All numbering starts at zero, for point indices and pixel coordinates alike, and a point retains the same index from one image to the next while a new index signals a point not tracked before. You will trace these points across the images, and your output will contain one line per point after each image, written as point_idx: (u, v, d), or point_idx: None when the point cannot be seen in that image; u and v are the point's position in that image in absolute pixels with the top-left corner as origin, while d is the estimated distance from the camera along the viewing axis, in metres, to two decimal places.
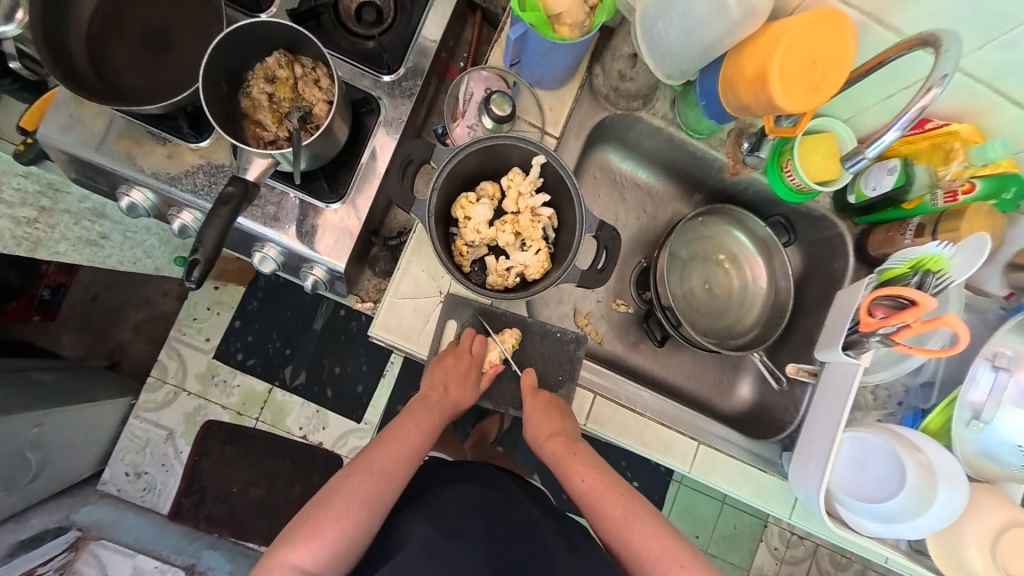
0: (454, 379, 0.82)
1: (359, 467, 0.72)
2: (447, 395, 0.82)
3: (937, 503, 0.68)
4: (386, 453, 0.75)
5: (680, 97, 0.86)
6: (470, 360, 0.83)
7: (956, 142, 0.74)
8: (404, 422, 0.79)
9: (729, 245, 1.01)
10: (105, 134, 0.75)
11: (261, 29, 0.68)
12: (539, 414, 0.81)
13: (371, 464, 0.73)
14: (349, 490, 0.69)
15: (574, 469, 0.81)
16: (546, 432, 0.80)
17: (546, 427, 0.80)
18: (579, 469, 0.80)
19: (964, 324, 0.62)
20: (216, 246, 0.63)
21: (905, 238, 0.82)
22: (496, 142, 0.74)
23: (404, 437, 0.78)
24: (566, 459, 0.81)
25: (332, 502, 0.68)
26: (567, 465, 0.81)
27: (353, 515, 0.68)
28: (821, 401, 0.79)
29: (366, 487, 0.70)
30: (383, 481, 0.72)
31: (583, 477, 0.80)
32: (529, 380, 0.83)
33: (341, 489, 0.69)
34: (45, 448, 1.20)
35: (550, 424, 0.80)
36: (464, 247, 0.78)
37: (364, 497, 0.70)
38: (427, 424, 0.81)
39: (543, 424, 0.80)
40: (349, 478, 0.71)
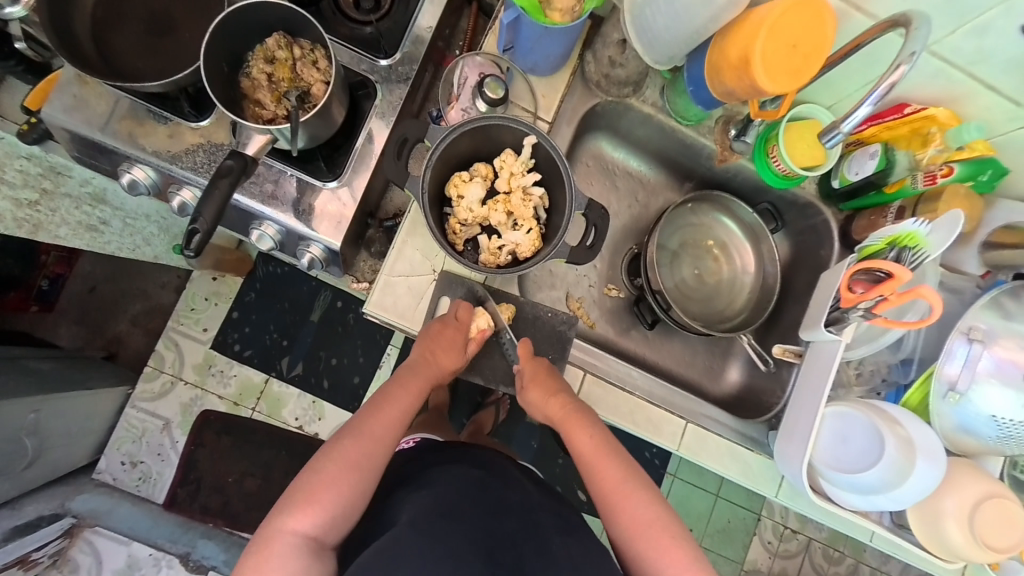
0: (443, 347, 0.83)
1: (351, 433, 0.74)
2: (436, 360, 0.83)
3: (916, 474, 0.71)
4: (377, 419, 0.77)
5: (669, 85, 0.88)
6: (459, 330, 0.83)
7: (934, 126, 0.76)
8: (392, 388, 0.81)
9: (718, 232, 1.03)
10: (108, 114, 0.77)
11: (261, 12, 0.70)
12: (539, 379, 0.83)
13: (364, 430, 0.75)
14: (343, 455, 0.71)
15: (576, 433, 0.81)
16: (549, 398, 0.82)
17: (545, 392, 0.82)
18: (579, 433, 0.81)
19: (937, 295, 0.64)
20: (216, 218, 0.65)
21: (887, 220, 0.85)
22: (489, 122, 0.76)
23: (394, 403, 0.79)
24: (566, 420, 0.82)
25: (326, 468, 0.70)
26: (568, 428, 0.81)
27: (348, 479, 0.70)
28: (805, 380, 0.81)
29: (359, 452, 0.72)
30: (373, 445, 0.74)
31: (586, 441, 0.80)
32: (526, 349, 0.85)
33: (335, 454, 0.71)
34: (41, 434, 1.21)
35: (552, 389, 0.82)
36: (457, 225, 0.80)
37: (357, 462, 0.71)
38: (414, 388, 0.82)
39: (542, 390, 0.83)
40: (343, 444, 0.72)
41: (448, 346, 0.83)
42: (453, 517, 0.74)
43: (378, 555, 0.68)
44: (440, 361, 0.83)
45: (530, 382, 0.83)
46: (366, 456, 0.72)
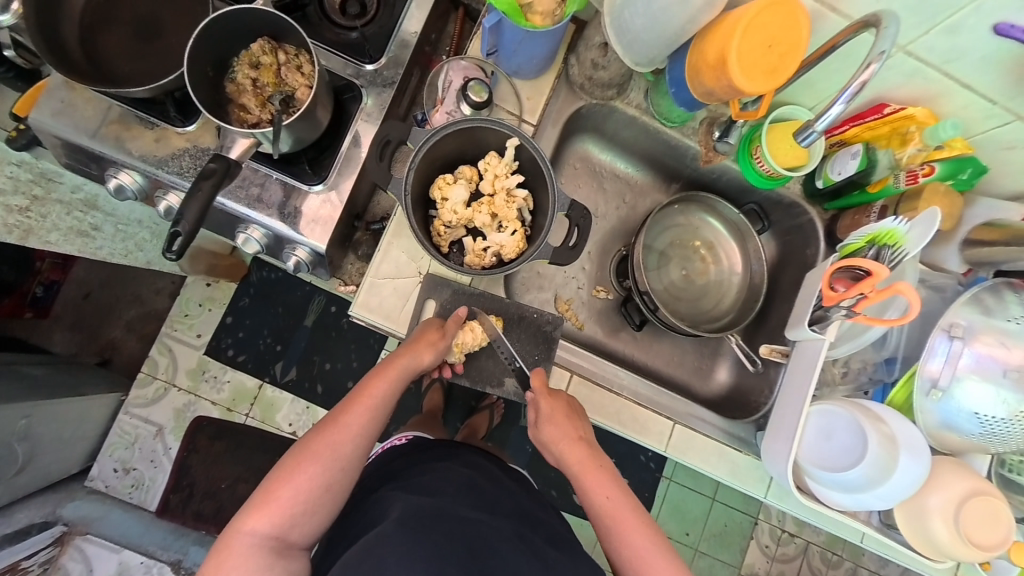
0: (423, 339, 0.80)
1: (320, 428, 0.73)
2: (413, 351, 0.79)
3: (900, 471, 0.71)
4: (345, 414, 0.74)
5: (652, 87, 0.89)
6: (437, 326, 0.82)
7: (913, 125, 0.77)
8: (365, 384, 0.77)
9: (705, 232, 1.04)
10: (96, 119, 0.78)
11: (246, 17, 0.71)
12: (559, 417, 0.82)
13: (332, 426, 0.73)
14: (309, 451, 0.70)
15: (596, 482, 0.78)
16: (569, 436, 0.81)
17: (563, 432, 0.81)
18: (599, 484, 0.78)
19: (916, 292, 0.64)
20: (198, 220, 0.65)
21: (870, 220, 0.84)
22: (471, 124, 0.77)
23: (366, 396, 0.76)
24: (586, 468, 0.80)
25: (293, 463, 0.70)
26: (586, 477, 0.79)
27: (312, 476, 0.69)
28: (791, 378, 0.81)
29: (324, 449, 0.71)
30: (337, 443, 0.72)
31: (604, 492, 0.77)
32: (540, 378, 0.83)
33: (302, 450, 0.71)
34: (33, 440, 1.21)
35: (571, 430, 0.81)
36: (442, 227, 0.81)
37: (321, 459, 0.70)
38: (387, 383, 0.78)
39: (550, 416, 0.81)
40: (309, 441, 0.72)
41: (423, 337, 0.80)
42: (440, 516, 0.74)
43: (365, 551, 0.68)
44: (418, 354, 0.79)
45: (548, 417, 0.81)
46: (331, 452, 0.71)
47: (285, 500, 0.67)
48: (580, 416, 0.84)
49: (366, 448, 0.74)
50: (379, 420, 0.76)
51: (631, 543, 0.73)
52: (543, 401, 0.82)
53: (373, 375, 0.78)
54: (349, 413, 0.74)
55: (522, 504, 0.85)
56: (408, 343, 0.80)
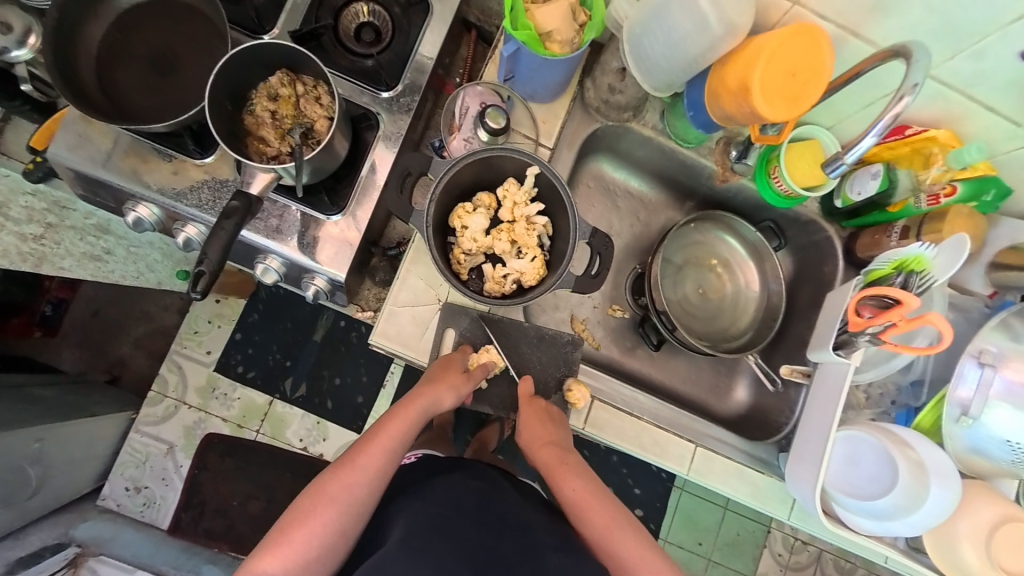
0: (438, 373, 0.80)
1: (335, 469, 0.72)
2: (429, 391, 0.78)
3: (928, 499, 0.70)
4: (361, 455, 0.73)
5: (669, 108, 0.89)
6: (460, 360, 0.82)
7: (935, 146, 0.77)
8: (383, 424, 0.77)
9: (721, 250, 1.03)
10: (113, 152, 0.78)
11: (265, 51, 0.72)
12: (534, 422, 0.82)
13: (346, 468, 0.72)
14: (324, 494, 0.69)
15: (567, 484, 0.78)
16: (539, 441, 0.81)
17: (535, 435, 0.81)
18: (570, 484, 0.78)
19: (947, 321, 0.64)
20: (221, 259, 0.65)
21: (891, 240, 0.85)
22: (492, 154, 0.77)
23: (382, 439, 0.75)
24: (558, 469, 0.79)
25: (308, 507, 0.69)
26: (557, 476, 0.79)
27: (326, 521, 0.68)
28: (814, 401, 0.81)
29: (339, 492, 0.70)
30: (352, 485, 0.71)
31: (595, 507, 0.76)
32: (525, 389, 0.84)
33: (317, 492, 0.70)
34: (46, 463, 1.20)
35: (545, 433, 0.81)
36: (461, 255, 0.81)
37: (336, 503, 0.69)
38: (405, 421, 0.77)
39: (537, 431, 0.81)
40: (325, 481, 0.71)
41: (446, 370, 0.80)
42: (445, 534, 0.72)
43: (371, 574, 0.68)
44: (433, 393, 0.78)
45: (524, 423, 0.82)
46: (344, 495, 0.69)
47: (298, 545, 0.66)
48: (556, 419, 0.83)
49: (380, 491, 0.73)
50: (395, 462, 0.75)
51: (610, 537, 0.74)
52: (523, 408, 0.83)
53: (390, 416, 0.78)
54: (364, 455, 0.73)
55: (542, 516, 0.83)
56: (424, 382, 0.80)
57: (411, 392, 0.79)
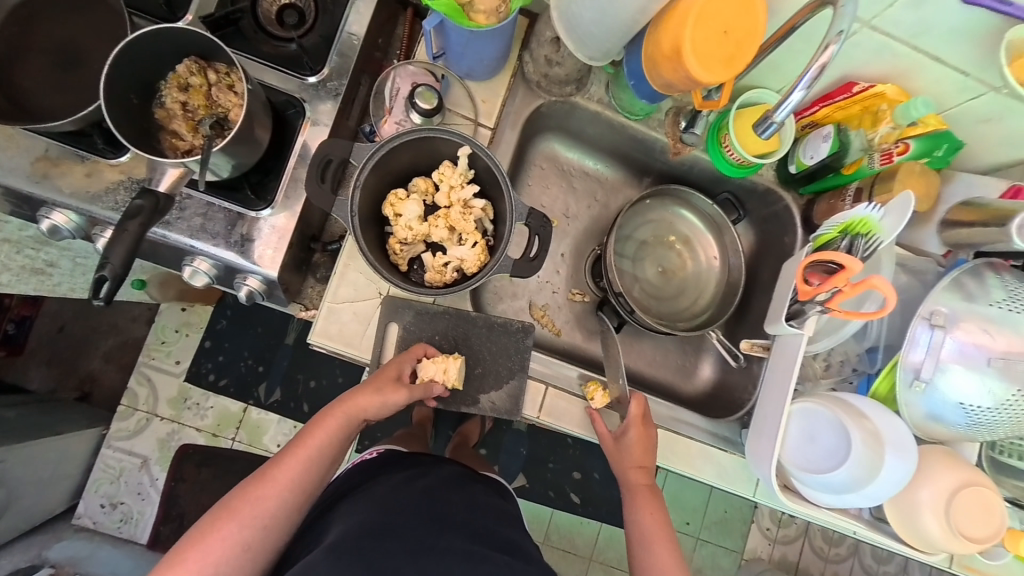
0: (375, 379, 0.77)
1: (246, 484, 0.69)
2: (353, 397, 0.76)
3: (886, 469, 0.68)
4: (278, 466, 0.71)
5: (613, 79, 0.84)
6: (397, 365, 0.78)
7: (884, 103, 0.74)
8: (306, 434, 0.74)
9: (680, 227, 1.00)
10: (20, 156, 0.72)
11: (169, 37, 0.66)
12: (637, 449, 0.81)
13: (258, 482, 0.70)
14: (230, 510, 0.67)
15: (644, 507, 0.84)
16: (633, 465, 0.82)
17: (633, 461, 0.82)
18: (647, 507, 0.83)
19: (890, 283, 0.61)
20: (126, 262, 0.61)
21: (846, 203, 0.81)
22: (420, 135, 0.72)
23: (301, 450, 0.73)
24: (639, 491, 0.84)
25: (212, 523, 0.66)
26: (637, 496, 0.84)
27: (230, 537, 0.65)
28: (772, 375, 0.79)
29: (246, 505, 0.67)
30: (265, 498, 0.68)
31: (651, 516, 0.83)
32: (639, 409, 0.82)
33: (224, 508, 0.67)
34: (9, 485, 1.16)
35: (643, 460, 0.82)
36: (399, 245, 0.77)
37: (241, 517, 0.66)
38: (328, 429, 0.74)
39: (637, 457, 0.82)
40: (235, 496, 0.68)
41: (378, 375, 0.77)
42: (383, 536, 0.71)
43: None
44: (357, 398, 0.76)
45: (628, 446, 0.82)
46: (253, 510, 0.67)
47: (195, 564, 0.63)
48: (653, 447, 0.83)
49: (294, 505, 0.70)
50: (312, 473, 0.72)
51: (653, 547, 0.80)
52: (632, 429, 0.82)
53: (314, 424, 0.75)
54: (278, 467, 0.71)
55: (489, 514, 0.83)
56: (352, 390, 0.77)
57: (337, 401, 0.77)
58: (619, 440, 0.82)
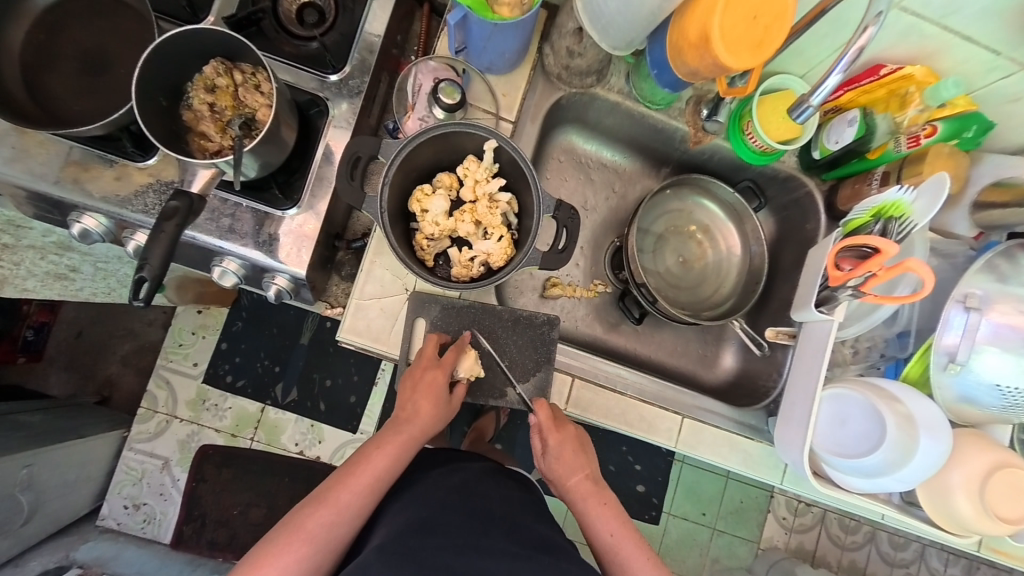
0: (426, 402, 0.80)
1: (312, 503, 0.71)
2: (415, 422, 0.80)
3: (920, 452, 0.69)
4: (344, 486, 0.73)
5: (634, 70, 0.85)
6: (439, 381, 0.79)
7: (911, 86, 0.74)
8: (369, 453, 0.77)
9: (700, 216, 1.00)
10: (49, 162, 0.73)
11: (195, 39, 0.66)
12: (567, 453, 0.82)
13: (324, 502, 0.71)
14: (297, 528, 0.69)
15: (601, 517, 0.79)
16: (577, 474, 0.82)
17: (566, 465, 0.82)
18: (604, 517, 0.79)
19: (927, 266, 0.61)
20: (164, 262, 0.61)
21: (871, 187, 0.81)
22: (446, 130, 0.72)
23: (366, 472, 0.75)
24: (591, 502, 0.80)
25: (280, 540, 0.68)
26: (592, 510, 0.80)
27: (297, 556, 0.67)
28: (800, 360, 0.79)
29: (314, 525, 0.69)
30: (334, 516, 0.71)
31: (608, 528, 0.78)
32: (548, 414, 0.80)
33: (291, 526, 0.69)
34: (37, 488, 1.18)
35: (580, 466, 0.82)
36: (425, 240, 0.77)
37: (310, 536, 0.68)
38: (392, 447, 0.78)
39: (574, 462, 0.82)
40: (300, 515, 0.70)
41: (427, 395, 0.79)
42: (427, 532, 0.72)
43: None
44: (419, 422, 0.80)
45: (557, 452, 0.82)
46: (321, 531, 0.69)
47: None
48: (588, 449, 0.85)
49: (357, 524, 0.73)
50: (376, 494, 0.75)
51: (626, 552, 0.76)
52: (551, 436, 0.81)
53: (376, 444, 0.78)
54: (343, 488, 0.73)
55: (518, 510, 0.84)
56: (408, 413, 0.80)
57: (395, 425, 0.80)
58: (550, 451, 0.82)
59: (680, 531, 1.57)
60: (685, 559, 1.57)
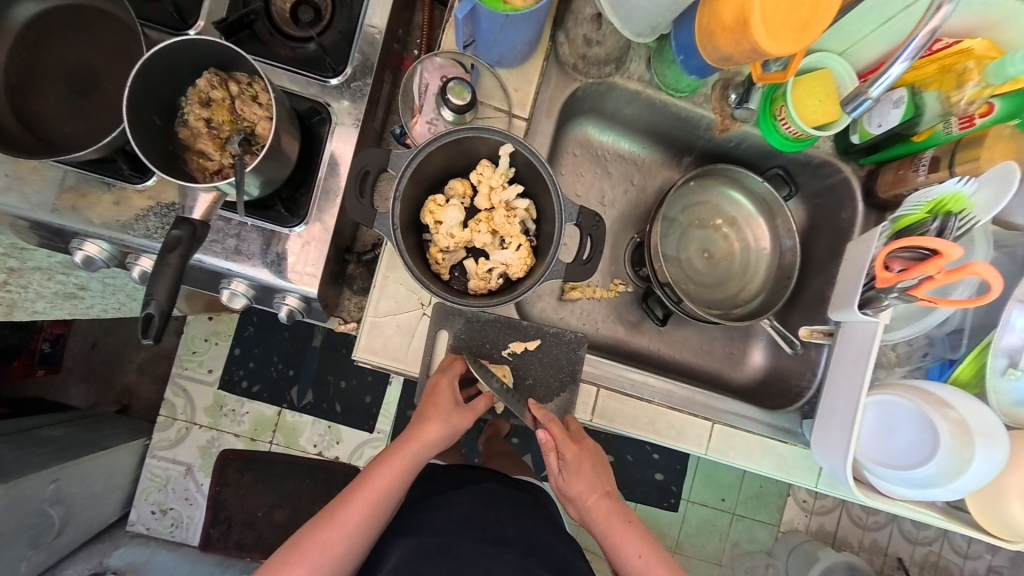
0: (433, 416, 0.75)
1: (315, 525, 0.70)
2: (421, 432, 0.75)
3: (976, 462, 0.66)
4: (345, 507, 0.71)
5: (655, 55, 0.78)
6: (449, 389, 0.76)
7: (970, 61, 0.67)
8: (373, 473, 0.74)
9: (726, 208, 0.94)
10: (45, 187, 0.69)
11: (186, 50, 0.62)
12: (585, 467, 0.77)
13: (327, 523, 0.70)
14: (299, 551, 0.68)
15: (627, 542, 0.74)
16: (595, 490, 0.77)
17: (590, 487, 0.77)
18: (630, 541, 0.74)
19: (992, 269, 0.57)
20: (171, 296, 0.59)
21: (919, 174, 0.75)
22: (460, 135, 0.68)
23: (367, 491, 0.72)
24: (613, 524, 0.75)
25: (283, 561, 0.67)
26: (614, 535, 0.75)
27: None
28: (840, 362, 0.74)
29: (315, 549, 0.68)
30: (336, 539, 0.69)
31: (636, 551, 0.74)
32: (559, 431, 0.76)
33: (293, 548, 0.68)
34: (66, 502, 1.19)
35: (598, 482, 0.78)
36: (440, 253, 0.73)
37: (310, 561, 0.67)
38: (395, 468, 0.74)
39: (592, 480, 0.77)
40: (304, 535, 0.69)
41: (435, 402, 0.75)
42: (440, 556, 0.74)
43: None
44: (425, 432, 0.75)
45: (575, 469, 0.76)
46: (321, 553, 0.68)
47: None
48: (603, 464, 0.81)
49: (360, 547, 0.71)
50: (379, 517, 0.73)
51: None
52: (567, 449, 0.76)
53: (378, 464, 0.74)
54: (345, 510, 0.71)
55: (545, 528, 0.83)
56: (416, 421, 0.77)
57: (401, 436, 0.76)
58: (563, 471, 0.77)
59: (700, 517, 1.56)
60: (705, 544, 1.56)
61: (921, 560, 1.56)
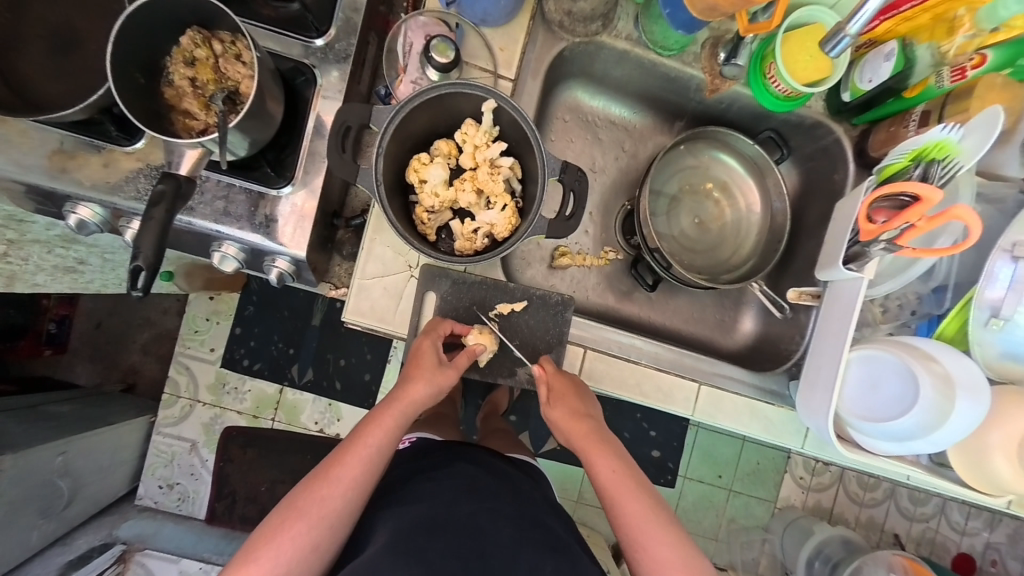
0: (419, 373, 0.77)
1: (311, 484, 0.72)
2: (408, 392, 0.77)
3: (957, 413, 0.66)
4: (340, 466, 0.73)
5: (643, 11, 0.78)
6: (432, 350, 0.77)
7: (959, 8, 0.65)
8: (365, 432, 0.76)
9: (717, 172, 0.94)
10: (37, 151, 0.70)
11: (167, 7, 0.62)
12: (569, 394, 0.78)
13: (322, 482, 0.72)
14: (296, 509, 0.70)
15: (602, 459, 0.76)
16: (576, 415, 0.78)
17: (571, 413, 0.78)
18: (605, 461, 0.76)
19: (974, 212, 0.57)
20: (157, 250, 0.59)
21: (910, 130, 0.74)
22: (439, 91, 0.67)
23: (360, 449, 0.74)
24: (592, 446, 0.77)
25: (280, 521, 0.69)
26: (591, 454, 0.77)
27: (298, 536, 0.68)
28: (826, 323, 0.74)
29: (310, 506, 0.70)
30: (331, 496, 0.71)
31: (612, 470, 0.75)
32: (546, 366, 0.79)
33: (289, 507, 0.70)
34: (74, 474, 1.22)
35: (579, 408, 0.78)
36: (425, 214, 0.74)
37: (308, 518, 0.69)
38: (386, 425, 0.75)
39: (572, 406, 0.78)
40: (300, 495, 0.71)
41: (419, 363, 0.77)
42: (437, 532, 0.74)
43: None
44: (411, 392, 0.77)
45: (556, 397, 0.78)
46: (317, 511, 0.70)
47: (268, 558, 0.67)
48: (588, 398, 0.80)
49: (357, 503, 0.73)
50: (374, 473, 0.74)
51: (629, 508, 0.72)
52: (553, 379, 0.78)
53: (371, 424, 0.76)
54: (339, 467, 0.72)
55: (543, 507, 0.85)
56: (402, 382, 0.78)
57: (390, 395, 0.78)
58: (545, 400, 0.79)
59: (696, 494, 1.57)
60: (701, 520, 1.58)
61: (918, 536, 1.57)
